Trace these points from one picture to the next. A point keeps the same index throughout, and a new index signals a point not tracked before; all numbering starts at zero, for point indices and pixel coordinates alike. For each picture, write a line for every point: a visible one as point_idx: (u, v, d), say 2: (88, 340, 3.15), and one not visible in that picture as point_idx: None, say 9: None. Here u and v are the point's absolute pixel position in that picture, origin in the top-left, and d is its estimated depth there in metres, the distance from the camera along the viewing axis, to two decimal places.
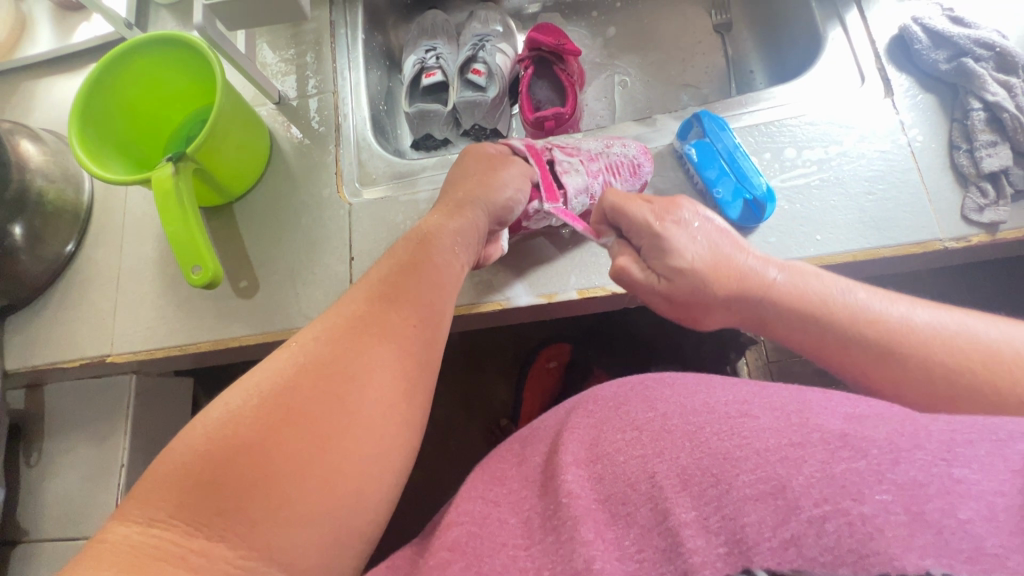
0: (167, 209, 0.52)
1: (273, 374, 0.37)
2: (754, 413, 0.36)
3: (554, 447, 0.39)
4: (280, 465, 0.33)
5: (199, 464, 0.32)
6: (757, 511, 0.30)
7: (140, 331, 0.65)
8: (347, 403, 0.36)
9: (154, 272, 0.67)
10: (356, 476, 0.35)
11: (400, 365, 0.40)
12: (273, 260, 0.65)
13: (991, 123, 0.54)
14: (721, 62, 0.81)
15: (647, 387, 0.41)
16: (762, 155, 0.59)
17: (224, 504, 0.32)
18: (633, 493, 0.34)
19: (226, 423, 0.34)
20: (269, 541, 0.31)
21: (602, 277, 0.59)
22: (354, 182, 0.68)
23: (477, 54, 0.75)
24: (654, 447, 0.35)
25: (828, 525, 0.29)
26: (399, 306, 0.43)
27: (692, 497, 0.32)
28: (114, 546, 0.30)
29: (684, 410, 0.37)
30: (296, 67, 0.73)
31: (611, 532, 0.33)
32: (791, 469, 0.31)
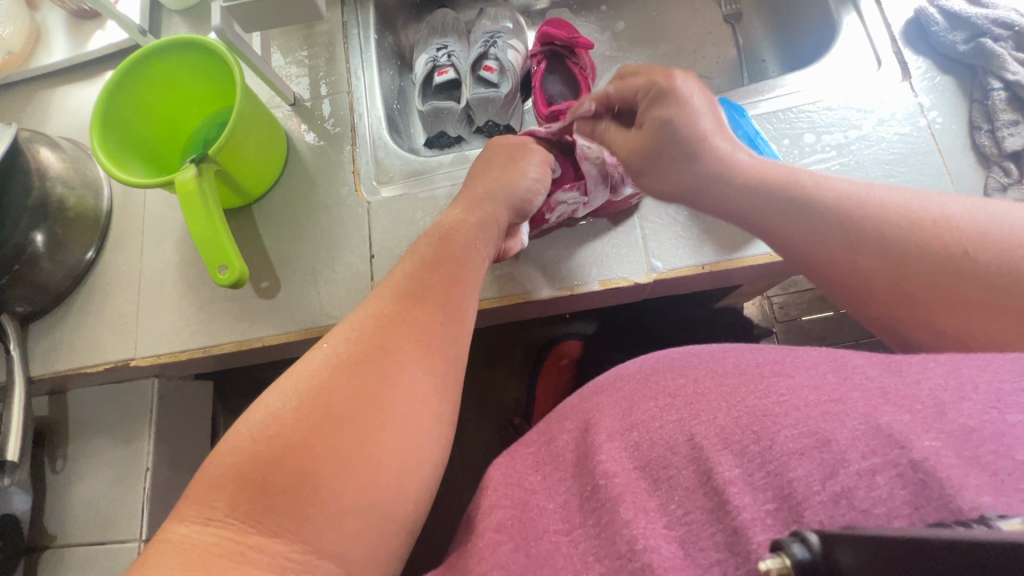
0: (191, 210, 0.52)
1: (309, 372, 0.37)
2: (787, 372, 0.36)
3: (585, 425, 0.39)
4: (322, 460, 0.33)
5: (249, 463, 0.33)
6: (803, 466, 0.30)
7: (163, 335, 0.66)
8: (381, 397, 0.36)
9: (175, 274, 0.67)
10: (394, 467, 0.35)
11: (429, 360, 0.40)
12: (296, 258, 0.65)
13: (1012, 102, 0.54)
14: (732, 52, 0.81)
15: (670, 360, 0.41)
16: (781, 142, 0.59)
17: (274, 501, 0.32)
18: (674, 457, 0.34)
19: (269, 422, 0.34)
20: (321, 536, 0.32)
21: (623, 268, 0.58)
22: (372, 181, 0.68)
23: (489, 50, 0.76)
24: (689, 411, 0.35)
25: (879, 478, 0.29)
26: (426, 301, 0.42)
27: (734, 455, 0.32)
28: (178, 545, 0.31)
29: (716, 373, 0.38)
30: (310, 68, 0.73)
31: (655, 498, 0.34)
32: (835, 423, 0.31)
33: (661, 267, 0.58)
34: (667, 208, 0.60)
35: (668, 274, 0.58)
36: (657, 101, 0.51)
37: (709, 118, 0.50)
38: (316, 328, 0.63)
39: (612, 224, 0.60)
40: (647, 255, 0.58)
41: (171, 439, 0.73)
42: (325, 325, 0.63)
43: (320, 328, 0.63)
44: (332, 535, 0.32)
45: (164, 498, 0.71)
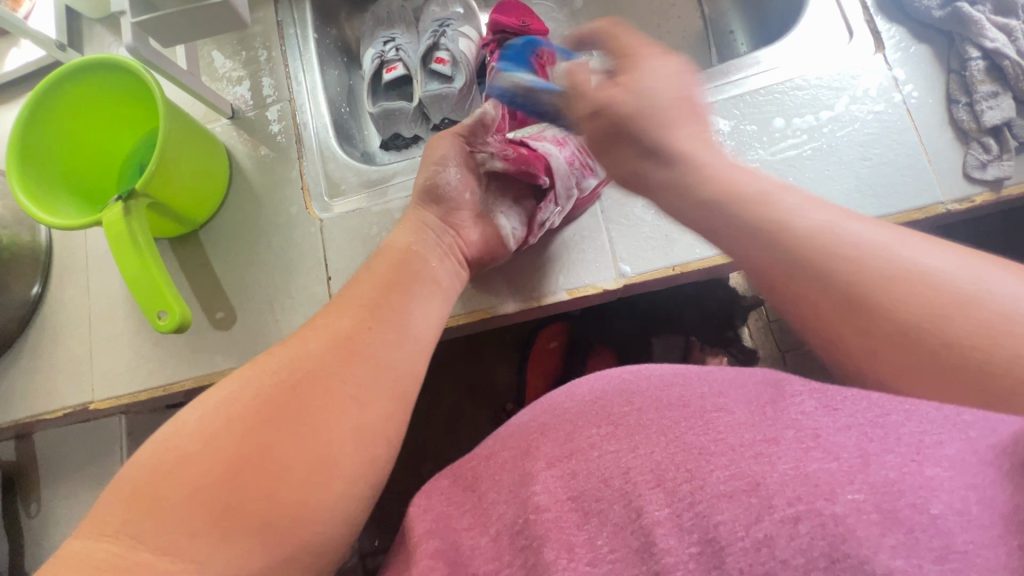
0: (121, 249, 0.49)
1: (258, 379, 0.34)
2: (730, 408, 0.33)
3: (525, 447, 0.35)
4: (200, 471, 0.30)
5: (173, 460, 0.30)
6: (730, 509, 0.28)
7: (119, 373, 0.63)
8: (296, 405, 0.33)
9: (125, 309, 0.64)
10: (286, 483, 0.30)
11: (374, 368, 0.36)
12: (248, 286, 0.62)
13: (990, 72, 0.51)
14: (698, 24, 0.76)
15: (623, 382, 0.38)
16: (746, 127, 0.56)
17: (141, 506, 0.29)
18: (606, 490, 0.31)
19: (175, 429, 0.32)
20: (177, 552, 0.28)
21: (590, 274, 0.56)
22: (323, 196, 0.64)
23: (439, 41, 0.70)
24: (629, 442, 0.33)
25: (802, 526, 0.26)
26: (383, 320, 0.39)
27: (665, 493, 0.30)
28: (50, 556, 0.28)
29: (661, 403, 0.35)
30: (248, 73, 0.68)
31: (583, 532, 0.30)
32: (765, 465, 0.29)
33: (630, 271, 0.55)
34: (633, 207, 0.57)
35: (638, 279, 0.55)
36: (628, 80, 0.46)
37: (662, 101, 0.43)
38: None
39: (578, 229, 0.57)
40: (614, 259, 0.56)
41: None
42: None
43: None
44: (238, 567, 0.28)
45: None
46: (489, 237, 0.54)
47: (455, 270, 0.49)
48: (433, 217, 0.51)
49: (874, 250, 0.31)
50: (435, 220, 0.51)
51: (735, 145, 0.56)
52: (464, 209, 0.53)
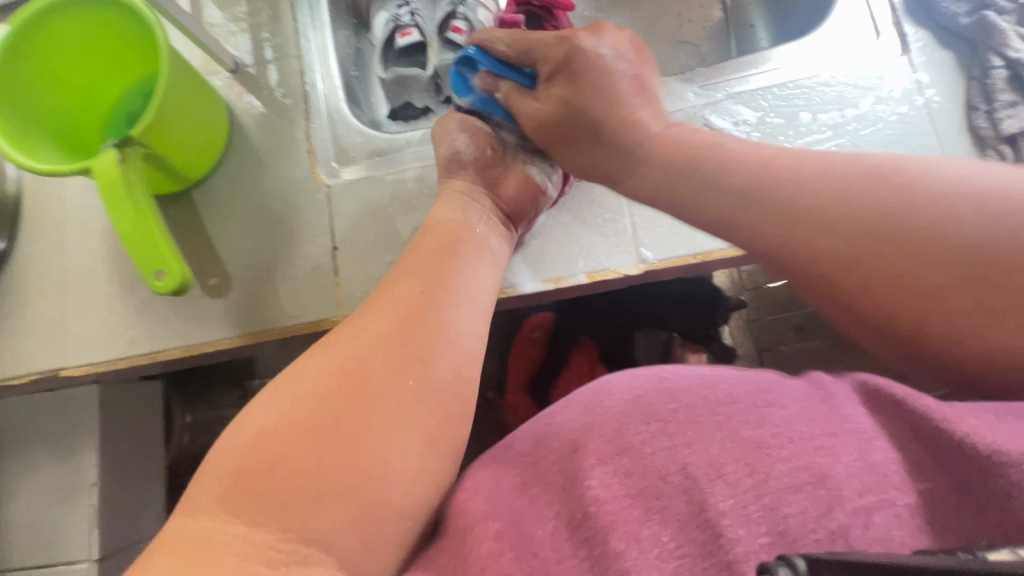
0: (116, 203, 0.45)
1: (337, 353, 0.37)
2: (780, 402, 0.33)
3: (573, 444, 0.34)
4: (306, 456, 0.32)
5: (264, 437, 0.33)
6: (798, 502, 0.30)
7: (97, 340, 0.58)
8: (379, 393, 0.35)
9: (105, 271, 0.59)
10: (381, 462, 0.33)
11: (441, 354, 0.38)
12: (246, 253, 0.58)
13: (1011, 81, 0.52)
14: (719, 16, 0.75)
15: (664, 378, 0.36)
16: (772, 120, 0.56)
17: (256, 489, 0.31)
18: (665, 487, 0.32)
19: (269, 419, 0.33)
20: (303, 523, 0.31)
21: (611, 259, 0.55)
22: (330, 162, 0.61)
23: (456, 9, 0.67)
24: (682, 438, 0.32)
25: (875, 517, 0.29)
26: (439, 288, 0.42)
27: (728, 485, 0.31)
28: (173, 534, 0.31)
29: (709, 399, 0.34)
30: (251, 26, 0.64)
31: (646, 527, 0.31)
32: (830, 458, 0.31)
33: (652, 258, 0.54)
34: None
35: (659, 266, 0.54)
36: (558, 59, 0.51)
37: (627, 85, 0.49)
38: (273, 330, 0.56)
39: (600, 211, 0.56)
40: (636, 245, 0.55)
41: (122, 449, 0.66)
42: (286, 326, 0.56)
43: (278, 329, 0.56)
44: (331, 528, 0.31)
45: (118, 504, 0.65)
46: (529, 192, 0.54)
47: (499, 232, 0.51)
48: (460, 182, 0.53)
49: (839, 197, 0.35)
50: (467, 184, 0.53)
51: (761, 136, 0.55)
52: (496, 167, 0.55)
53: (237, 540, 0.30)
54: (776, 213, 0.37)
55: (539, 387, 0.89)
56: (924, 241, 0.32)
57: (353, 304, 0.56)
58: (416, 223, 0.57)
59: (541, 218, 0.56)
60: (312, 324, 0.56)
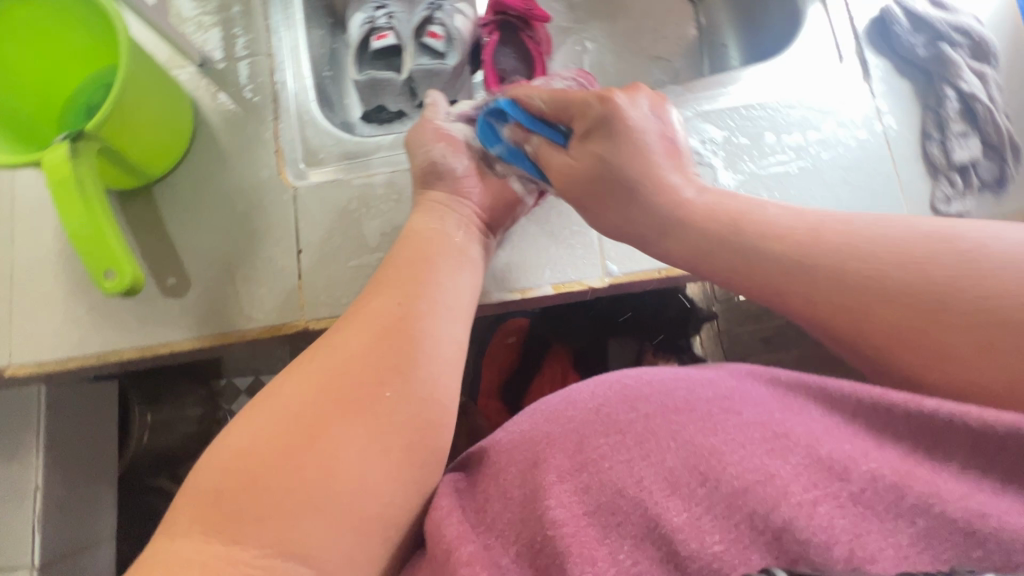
0: (67, 200, 0.43)
1: (312, 367, 0.36)
2: (737, 408, 0.34)
3: (534, 458, 0.34)
4: (281, 469, 0.32)
5: (242, 455, 0.32)
6: (750, 503, 0.30)
7: (44, 337, 0.56)
8: (356, 404, 0.35)
9: (57, 267, 0.57)
10: (356, 473, 0.33)
11: (420, 363, 0.38)
12: (206, 252, 0.57)
13: (963, 113, 0.54)
14: (693, 34, 0.77)
15: (624, 387, 0.37)
16: (738, 140, 0.57)
17: (232, 505, 0.31)
18: (622, 502, 0.31)
19: (245, 439, 0.33)
20: (280, 536, 0.31)
21: (577, 271, 0.55)
22: (298, 163, 0.59)
23: (433, 15, 0.67)
24: (640, 450, 0.33)
25: (821, 508, 0.29)
26: (418, 299, 0.41)
27: (681, 499, 0.31)
28: (150, 563, 0.31)
29: (665, 407, 0.35)
30: (221, 21, 0.62)
31: (604, 546, 0.30)
32: (778, 459, 0.31)
33: (617, 271, 0.55)
34: None
35: (624, 279, 0.55)
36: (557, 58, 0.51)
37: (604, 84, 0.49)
38: (233, 332, 0.55)
39: (564, 222, 0.56)
40: (602, 258, 0.55)
41: (69, 451, 0.64)
42: (248, 329, 0.55)
43: (238, 332, 0.55)
44: (307, 540, 0.31)
45: (63, 508, 0.63)
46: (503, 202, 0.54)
47: (476, 240, 0.51)
48: (439, 193, 0.52)
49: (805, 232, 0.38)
50: (449, 197, 0.52)
51: (727, 155, 0.57)
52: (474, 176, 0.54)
53: (218, 562, 0.30)
54: (753, 250, 0.39)
55: (510, 394, 0.89)
56: (917, 274, 0.33)
57: (315, 307, 0.55)
58: (383, 228, 0.57)
59: (513, 222, 0.56)
60: (272, 328, 0.55)
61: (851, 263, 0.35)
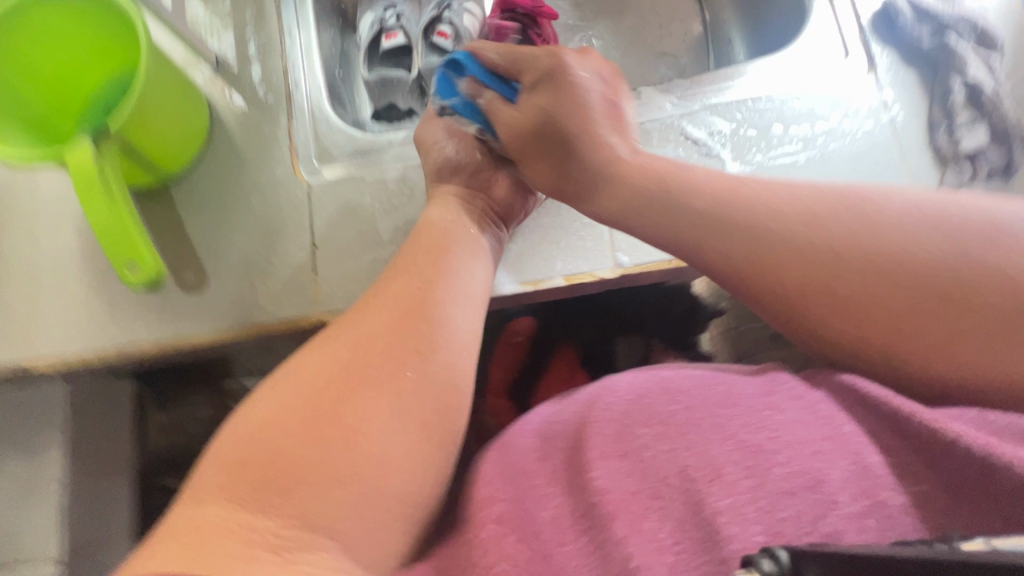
0: (91, 197, 0.45)
1: (337, 347, 0.38)
2: (779, 406, 0.35)
3: (579, 442, 0.35)
4: (306, 443, 0.33)
5: (272, 427, 0.33)
6: (793, 505, 0.31)
7: (66, 334, 0.57)
8: (380, 386, 0.36)
9: (78, 265, 0.58)
10: (379, 452, 0.34)
11: (439, 347, 0.39)
12: (223, 248, 0.58)
13: (970, 101, 0.54)
14: (698, 30, 0.78)
15: (662, 379, 0.38)
16: (745, 131, 0.57)
17: (259, 477, 0.32)
18: (665, 488, 0.32)
19: (270, 413, 0.34)
20: (306, 508, 0.32)
21: (589, 262, 0.55)
22: (312, 160, 0.60)
23: (442, 14, 0.68)
24: (682, 441, 0.33)
25: (869, 521, 0.30)
26: (438, 286, 0.42)
27: (725, 485, 0.31)
28: (171, 528, 0.31)
29: (708, 402, 0.35)
30: (234, 23, 0.64)
31: (645, 523, 0.31)
32: (825, 463, 0.32)
33: (628, 262, 0.55)
34: None
35: (636, 269, 0.55)
36: (539, 86, 0.49)
37: (603, 115, 0.48)
38: (251, 326, 0.56)
39: (577, 215, 0.57)
40: (613, 250, 0.55)
41: (90, 447, 0.65)
42: (265, 322, 0.56)
43: (256, 326, 0.56)
44: (339, 516, 0.32)
45: (85, 504, 0.64)
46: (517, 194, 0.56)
47: (490, 232, 0.52)
48: (454, 188, 0.54)
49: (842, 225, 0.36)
50: (461, 190, 0.54)
51: (735, 146, 0.57)
52: (488, 169, 0.56)
53: (242, 527, 0.30)
54: (776, 236, 0.38)
55: (521, 391, 0.89)
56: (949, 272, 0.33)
57: (331, 301, 0.56)
58: (398, 222, 0.58)
59: (524, 217, 0.57)
60: (290, 321, 0.56)
61: (890, 248, 0.35)
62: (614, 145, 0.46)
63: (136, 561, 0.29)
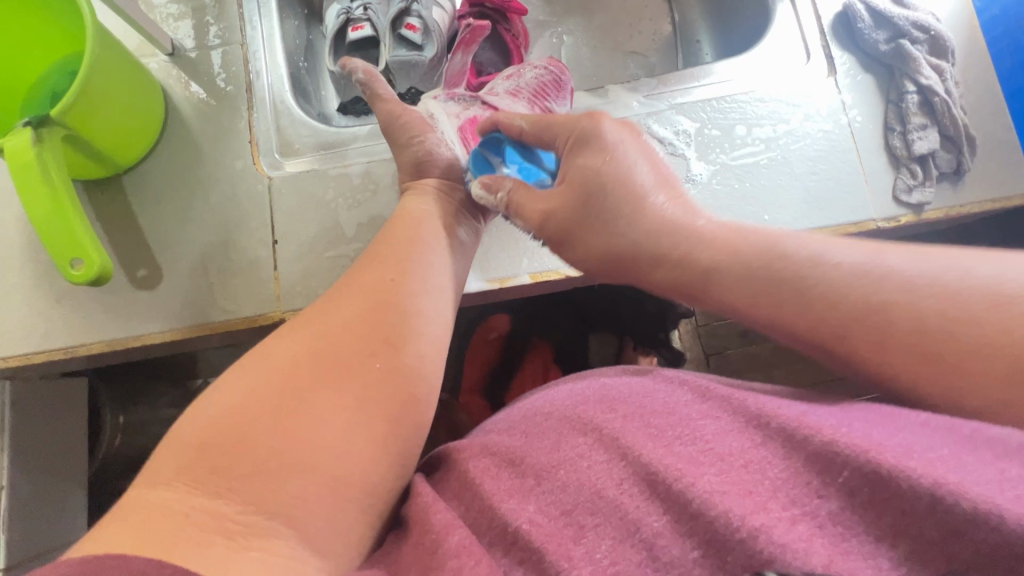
0: (28, 185, 0.43)
1: (307, 332, 0.37)
2: (716, 413, 0.34)
3: (511, 457, 0.34)
4: (268, 427, 0.32)
5: (232, 411, 0.32)
6: (725, 503, 0.28)
7: (7, 331, 0.54)
8: (352, 371, 0.36)
9: (22, 260, 0.55)
10: (338, 438, 0.33)
11: (413, 339, 0.39)
12: (178, 243, 0.56)
13: (922, 106, 0.56)
14: (668, 30, 0.78)
15: (603, 388, 0.39)
16: (710, 132, 0.58)
17: (220, 462, 0.31)
18: (599, 503, 0.30)
19: (233, 400, 0.33)
20: (266, 496, 0.30)
21: (555, 259, 0.55)
22: (273, 153, 0.59)
23: (410, 6, 0.66)
24: (617, 450, 0.32)
25: (799, 526, 0.27)
26: (411, 276, 0.42)
27: (659, 502, 0.30)
28: (128, 503, 0.30)
29: (643, 411, 0.35)
30: (193, 10, 0.61)
31: (580, 546, 0.29)
32: (757, 474, 0.30)
33: None
34: None
35: None
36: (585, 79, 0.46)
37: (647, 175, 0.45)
38: (207, 323, 0.54)
39: None
40: None
41: (37, 448, 0.62)
42: (223, 320, 0.54)
43: (213, 323, 0.54)
44: (301, 509, 0.31)
45: (29, 509, 0.61)
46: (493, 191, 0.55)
47: (469, 228, 0.52)
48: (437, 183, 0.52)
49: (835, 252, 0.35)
50: (441, 184, 0.52)
51: (698, 146, 0.58)
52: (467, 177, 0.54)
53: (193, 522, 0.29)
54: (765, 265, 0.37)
55: (492, 391, 0.88)
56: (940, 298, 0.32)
57: (292, 299, 0.55)
58: (361, 218, 0.57)
59: None
60: (249, 319, 0.54)
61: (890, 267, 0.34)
62: (639, 182, 0.45)
63: (90, 538, 0.28)
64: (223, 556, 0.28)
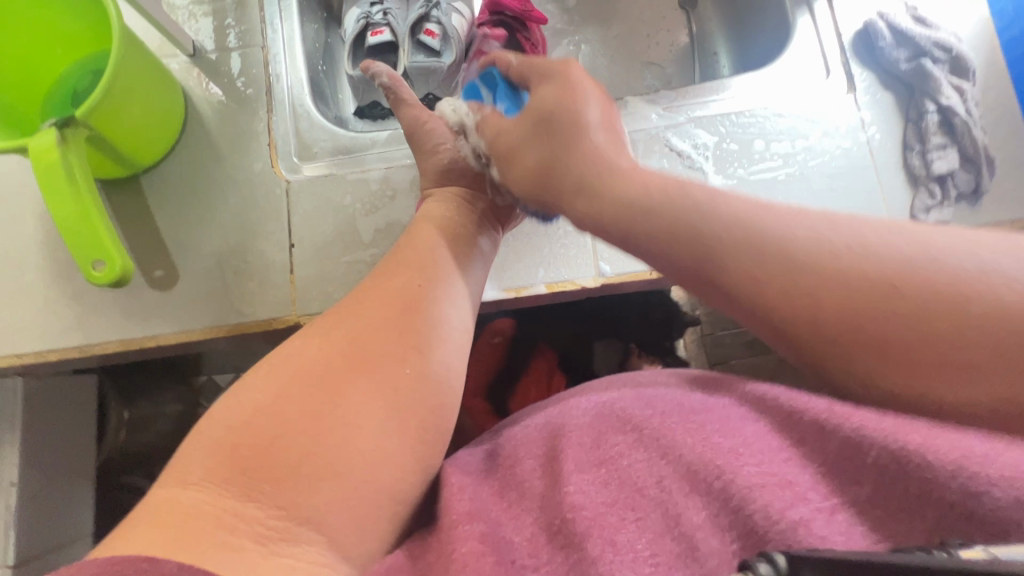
0: (51, 184, 0.43)
1: (337, 337, 0.37)
2: (754, 415, 0.33)
3: (549, 457, 0.33)
4: (299, 430, 0.32)
5: (259, 412, 0.32)
6: (765, 496, 0.28)
7: (23, 330, 0.54)
8: (384, 376, 0.36)
9: (40, 259, 0.55)
10: (367, 445, 0.33)
11: (440, 345, 0.39)
12: (195, 244, 0.56)
13: (942, 125, 0.56)
14: (685, 41, 0.78)
15: (641, 391, 0.38)
16: (728, 146, 0.58)
17: (254, 465, 0.31)
18: (641, 499, 0.30)
19: (264, 407, 0.33)
20: (300, 500, 0.30)
21: (571, 269, 0.55)
22: (291, 157, 0.59)
23: (430, 12, 0.66)
24: (658, 448, 0.32)
25: (838, 515, 0.27)
26: (437, 280, 0.42)
27: (701, 497, 0.30)
28: (161, 501, 0.30)
29: (683, 408, 0.34)
30: (214, 11, 0.62)
31: (622, 533, 0.29)
32: (797, 468, 0.29)
33: (610, 271, 0.55)
34: None
35: (617, 278, 0.55)
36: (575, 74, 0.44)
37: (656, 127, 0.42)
38: (220, 327, 0.54)
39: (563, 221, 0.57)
40: (595, 258, 0.55)
41: (49, 447, 0.62)
42: (238, 321, 0.54)
43: (228, 326, 0.54)
44: (332, 508, 0.31)
45: (37, 507, 0.61)
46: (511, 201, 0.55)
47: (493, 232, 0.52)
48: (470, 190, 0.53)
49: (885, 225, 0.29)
50: (464, 191, 0.53)
51: (716, 159, 0.58)
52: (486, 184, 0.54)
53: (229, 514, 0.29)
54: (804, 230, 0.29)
55: (499, 394, 0.88)
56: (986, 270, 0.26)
57: (308, 303, 0.55)
58: (379, 224, 0.57)
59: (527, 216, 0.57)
60: (263, 323, 0.54)
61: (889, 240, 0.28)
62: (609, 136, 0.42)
63: (124, 535, 0.28)
64: (258, 556, 0.28)
